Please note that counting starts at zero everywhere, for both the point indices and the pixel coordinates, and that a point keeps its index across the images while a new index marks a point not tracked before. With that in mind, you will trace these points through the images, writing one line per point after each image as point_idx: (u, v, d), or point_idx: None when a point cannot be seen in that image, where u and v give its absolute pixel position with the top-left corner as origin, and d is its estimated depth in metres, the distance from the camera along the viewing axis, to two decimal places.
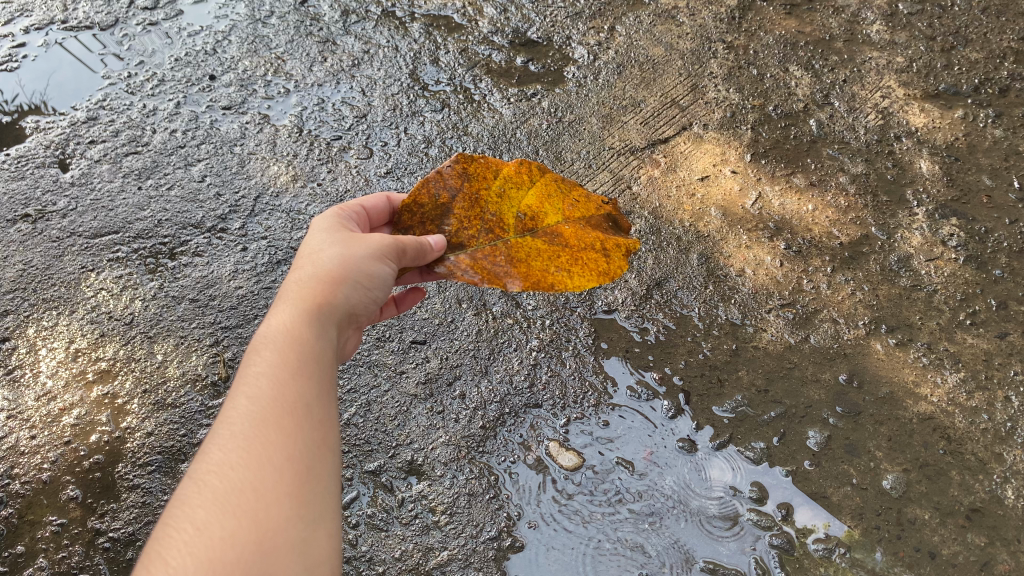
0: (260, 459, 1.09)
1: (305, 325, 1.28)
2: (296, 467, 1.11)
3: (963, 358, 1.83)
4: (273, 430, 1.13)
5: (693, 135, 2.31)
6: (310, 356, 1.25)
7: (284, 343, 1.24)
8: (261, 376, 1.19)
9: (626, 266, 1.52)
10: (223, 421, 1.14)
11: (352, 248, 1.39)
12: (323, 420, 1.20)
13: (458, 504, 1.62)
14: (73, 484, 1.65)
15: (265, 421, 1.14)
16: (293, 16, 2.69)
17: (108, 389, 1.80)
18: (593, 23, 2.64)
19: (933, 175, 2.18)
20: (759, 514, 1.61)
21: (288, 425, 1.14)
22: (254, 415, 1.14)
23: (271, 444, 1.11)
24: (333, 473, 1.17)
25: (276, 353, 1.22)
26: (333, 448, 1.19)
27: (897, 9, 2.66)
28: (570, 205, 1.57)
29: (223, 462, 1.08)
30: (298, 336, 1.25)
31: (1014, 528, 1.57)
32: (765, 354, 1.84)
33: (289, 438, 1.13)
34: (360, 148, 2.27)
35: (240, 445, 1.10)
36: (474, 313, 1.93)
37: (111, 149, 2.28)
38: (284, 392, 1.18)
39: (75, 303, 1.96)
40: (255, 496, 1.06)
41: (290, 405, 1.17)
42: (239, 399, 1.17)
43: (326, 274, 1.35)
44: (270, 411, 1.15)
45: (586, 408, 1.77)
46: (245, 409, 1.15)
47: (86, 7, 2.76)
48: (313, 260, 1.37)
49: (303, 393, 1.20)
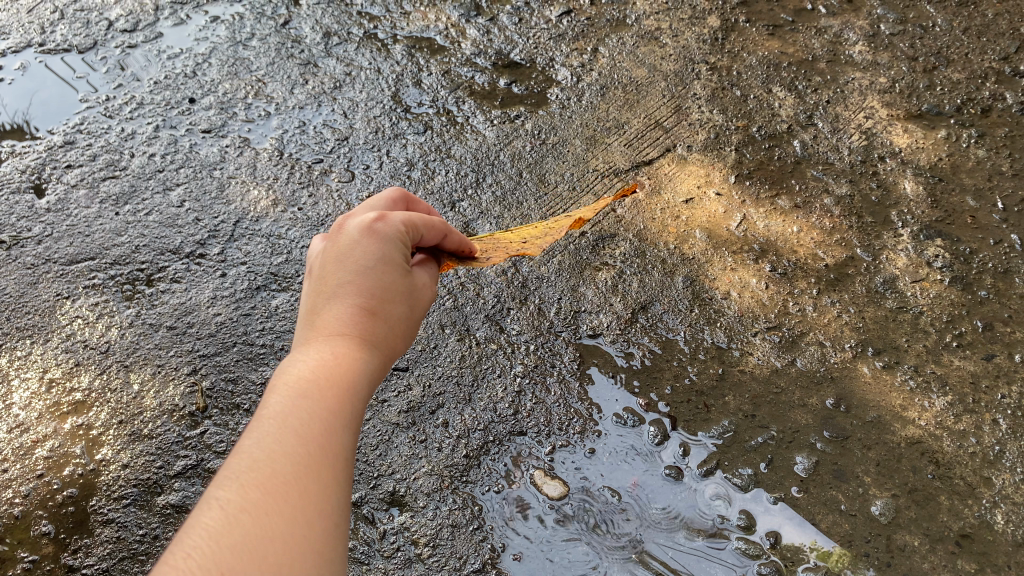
0: (298, 510, 0.95)
1: (361, 364, 1.15)
2: (333, 524, 0.97)
3: (950, 381, 1.82)
4: (315, 477, 0.99)
5: (677, 157, 2.30)
6: (358, 399, 1.12)
7: (333, 378, 1.10)
8: (305, 411, 1.05)
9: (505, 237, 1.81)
10: (262, 453, 0.99)
11: (416, 307, 1.27)
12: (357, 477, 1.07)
13: (441, 536, 1.59)
14: (46, 520, 1.61)
15: (308, 464, 1.00)
16: (275, 38, 2.67)
17: (82, 420, 1.76)
18: (576, 45, 2.63)
19: (917, 196, 2.18)
20: (747, 542, 1.58)
21: (329, 474, 1.01)
22: (297, 453, 1.00)
23: (312, 495, 0.97)
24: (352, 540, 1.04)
25: (327, 389, 1.09)
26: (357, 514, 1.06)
27: (879, 30, 2.67)
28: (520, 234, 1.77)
29: (258, 501, 0.93)
30: (350, 372, 1.12)
31: (1004, 554, 1.55)
32: (751, 378, 1.82)
33: (328, 493, 0.99)
34: (342, 170, 2.25)
35: (279, 487, 0.96)
36: (457, 339, 1.90)
37: (88, 174, 2.25)
38: (329, 435, 1.04)
39: (50, 331, 1.92)
40: (286, 552, 0.91)
41: (334, 453, 1.03)
42: (279, 428, 1.02)
43: (390, 332, 1.21)
44: (312, 454, 1.01)
45: (571, 435, 1.74)
46: (285, 443, 1.00)
47: (65, 30, 2.73)
48: (385, 306, 1.21)
49: (347, 440, 1.06)
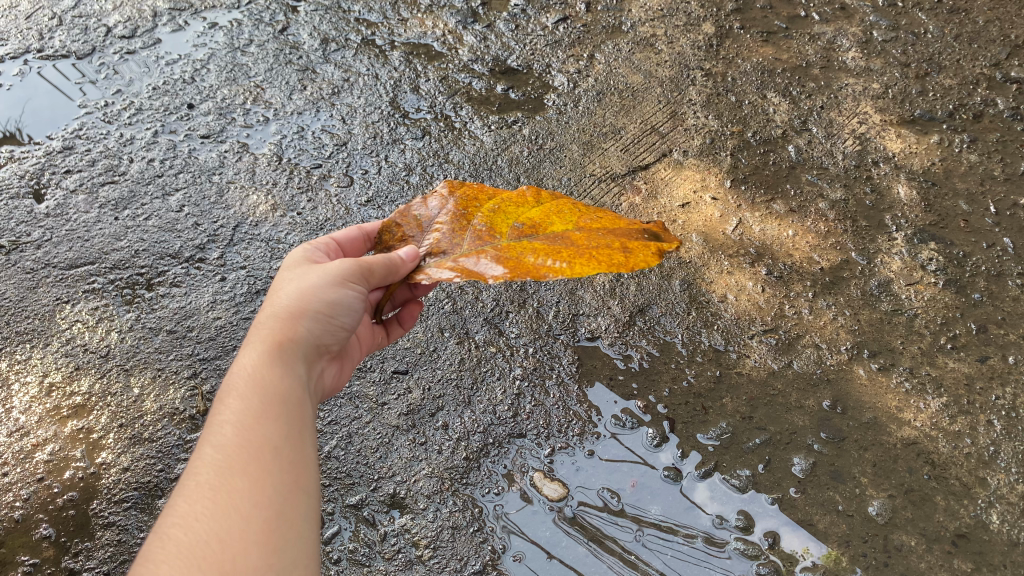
0: (228, 508, 1.10)
1: (268, 362, 1.29)
2: (263, 515, 1.12)
3: (945, 383, 1.83)
4: (239, 477, 1.14)
5: (674, 162, 2.32)
6: (275, 394, 1.26)
7: (245, 385, 1.25)
8: (225, 424, 1.20)
9: (654, 260, 1.33)
10: (190, 473, 1.15)
11: (310, 279, 1.38)
12: (296, 462, 1.21)
13: (442, 538, 1.60)
14: (46, 523, 1.61)
15: (230, 468, 1.14)
16: (273, 45, 2.68)
17: (83, 423, 1.76)
18: (573, 51, 2.65)
19: (910, 200, 2.20)
20: (745, 543, 1.60)
21: (254, 471, 1.15)
22: (219, 460, 1.15)
23: (235, 493, 1.12)
24: (308, 515, 1.17)
25: (241, 397, 1.23)
26: (307, 491, 1.19)
27: (871, 36, 2.70)
28: (589, 217, 1.41)
29: (190, 513, 1.08)
30: (257, 373, 1.27)
31: (999, 553, 1.57)
32: (748, 380, 1.84)
33: (255, 485, 1.14)
34: (341, 175, 2.26)
35: (204, 495, 1.11)
36: (456, 342, 1.91)
37: (87, 179, 2.26)
38: (249, 436, 1.19)
39: (50, 335, 1.92)
40: (221, 547, 1.06)
41: (256, 450, 1.18)
42: (204, 447, 1.17)
43: (282, 313, 1.34)
44: (235, 459, 1.16)
45: (571, 437, 1.75)
46: (209, 457, 1.16)
47: (63, 36, 2.74)
48: (274, 301, 1.37)
49: (268, 432, 1.20)
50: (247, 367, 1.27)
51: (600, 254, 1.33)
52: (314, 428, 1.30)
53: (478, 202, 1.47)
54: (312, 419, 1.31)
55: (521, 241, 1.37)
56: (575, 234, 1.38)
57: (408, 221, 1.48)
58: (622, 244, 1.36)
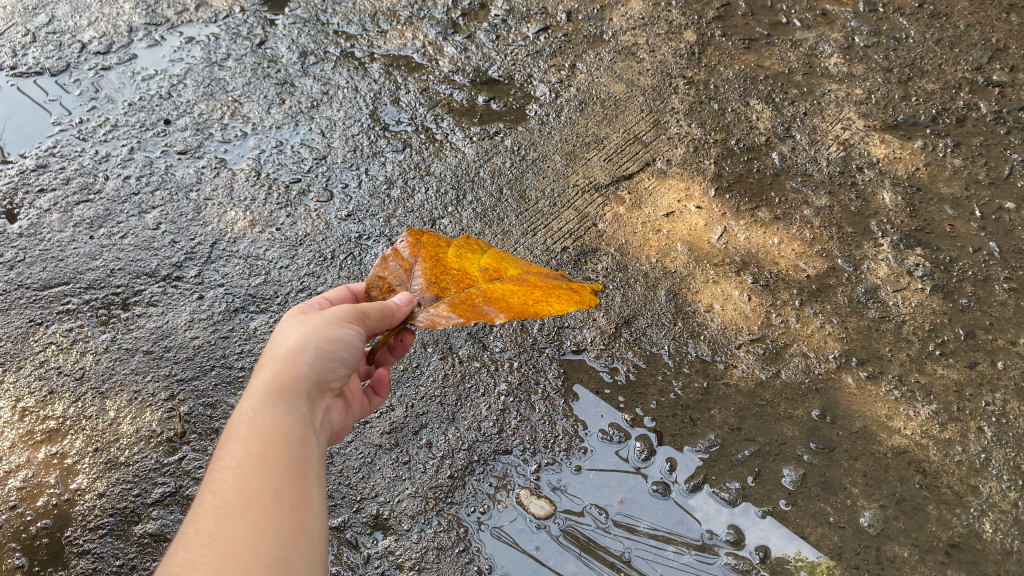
0: (227, 556, 1.04)
1: (269, 402, 1.24)
2: (264, 560, 1.06)
3: (934, 390, 1.81)
4: (238, 522, 1.09)
5: (657, 171, 2.30)
6: (276, 436, 1.20)
7: (247, 431, 1.20)
8: (226, 469, 1.16)
9: (597, 295, 1.53)
10: (190, 521, 1.10)
11: (312, 320, 1.35)
12: (299, 503, 1.15)
13: (427, 559, 1.56)
14: (18, 552, 1.56)
15: (229, 515, 1.10)
16: (250, 58, 2.65)
17: (57, 448, 1.72)
18: (554, 61, 2.63)
19: (896, 206, 2.19)
20: (736, 558, 1.57)
21: (254, 516, 1.10)
22: (222, 507, 1.10)
23: (235, 541, 1.07)
24: (312, 560, 1.11)
25: (241, 442, 1.18)
26: (311, 536, 1.13)
27: (853, 42, 2.69)
28: (486, 272, 1.49)
29: (187, 560, 1.03)
30: (256, 414, 1.22)
31: (993, 562, 1.54)
32: (736, 391, 1.81)
33: (257, 529, 1.09)
34: (321, 190, 2.23)
35: (201, 543, 1.06)
36: (440, 358, 1.88)
37: (61, 198, 2.22)
38: (249, 481, 1.14)
39: (23, 358, 1.88)
40: None
41: (255, 494, 1.13)
42: (205, 495, 1.13)
43: (283, 353, 1.30)
44: (234, 505, 1.11)
45: (557, 453, 1.72)
46: (209, 505, 1.11)
47: (36, 53, 2.70)
48: (274, 344, 1.33)
49: (271, 478, 1.15)
50: (247, 409, 1.22)
51: (560, 295, 1.50)
52: (320, 469, 1.24)
53: (437, 249, 1.51)
54: (318, 460, 1.25)
55: (493, 284, 1.47)
56: (527, 280, 1.52)
57: (389, 273, 1.48)
58: (568, 287, 1.53)
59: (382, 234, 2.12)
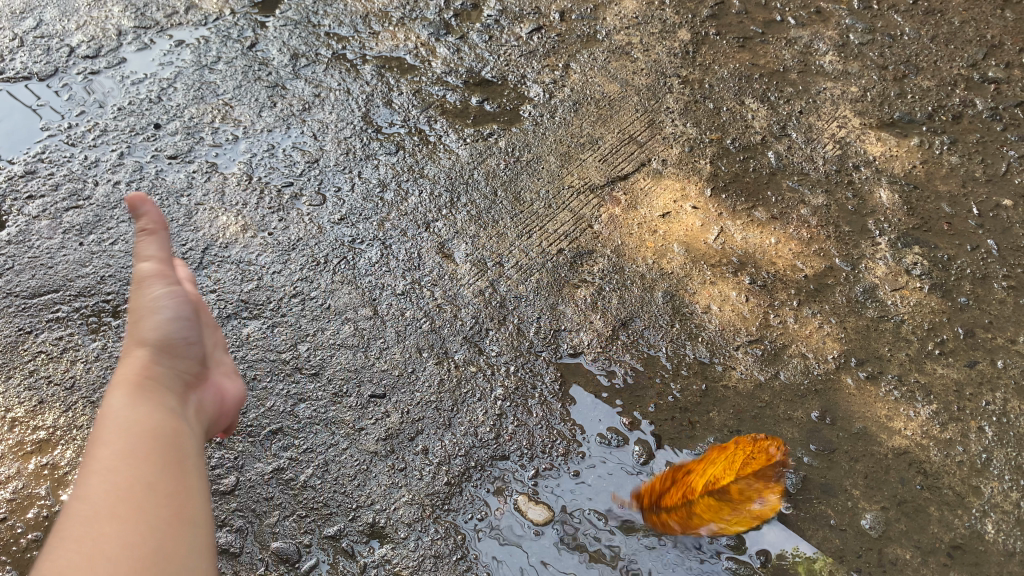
0: (97, 554, 0.98)
1: (131, 403, 1.21)
2: (141, 551, 1.01)
3: (934, 390, 1.80)
4: (109, 521, 1.03)
5: (652, 171, 2.28)
6: (143, 434, 1.17)
7: (114, 432, 1.16)
8: (92, 473, 1.10)
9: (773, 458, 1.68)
10: (55, 530, 1.03)
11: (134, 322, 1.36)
12: (174, 494, 1.11)
13: (424, 567, 1.53)
14: (9, 566, 1.54)
15: (99, 514, 1.03)
16: (241, 61, 2.63)
17: (47, 459, 1.69)
18: (547, 61, 2.61)
19: (892, 204, 2.17)
20: (738, 563, 1.55)
21: (126, 512, 1.05)
22: (91, 507, 1.04)
23: (104, 537, 1.01)
24: (194, 548, 1.08)
25: (108, 443, 1.13)
26: (191, 524, 1.10)
27: (848, 40, 2.67)
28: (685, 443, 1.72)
29: (54, 566, 0.96)
30: (121, 416, 1.18)
31: (995, 564, 1.53)
32: (735, 393, 1.79)
33: (129, 523, 1.04)
34: (313, 194, 2.21)
35: (67, 547, 0.99)
36: (435, 362, 1.85)
37: (50, 204, 2.19)
38: (117, 479, 1.09)
39: (12, 367, 1.85)
40: None
41: (126, 491, 1.07)
42: (71, 502, 1.06)
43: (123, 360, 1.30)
44: (105, 503, 1.05)
45: (555, 458, 1.70)
46: (78, 509, 1.05)
47: (24, 57, 2.67)
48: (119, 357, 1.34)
49: (142, 472, 1.11)
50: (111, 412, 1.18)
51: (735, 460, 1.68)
52: (196, 463, 1.21)
53: None
54: (192, 454, 1.22)
55: None
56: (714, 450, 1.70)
57: None
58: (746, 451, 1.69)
59: (376, 238, 2.10)
